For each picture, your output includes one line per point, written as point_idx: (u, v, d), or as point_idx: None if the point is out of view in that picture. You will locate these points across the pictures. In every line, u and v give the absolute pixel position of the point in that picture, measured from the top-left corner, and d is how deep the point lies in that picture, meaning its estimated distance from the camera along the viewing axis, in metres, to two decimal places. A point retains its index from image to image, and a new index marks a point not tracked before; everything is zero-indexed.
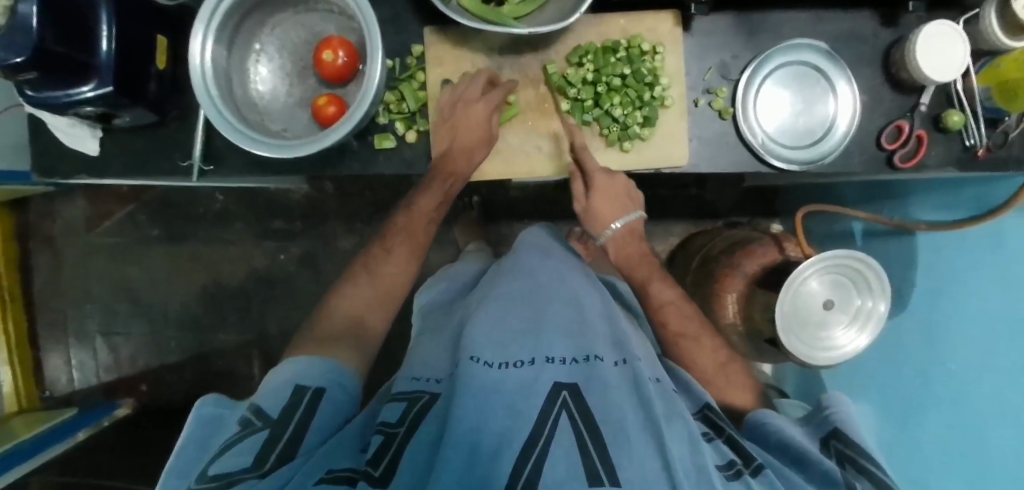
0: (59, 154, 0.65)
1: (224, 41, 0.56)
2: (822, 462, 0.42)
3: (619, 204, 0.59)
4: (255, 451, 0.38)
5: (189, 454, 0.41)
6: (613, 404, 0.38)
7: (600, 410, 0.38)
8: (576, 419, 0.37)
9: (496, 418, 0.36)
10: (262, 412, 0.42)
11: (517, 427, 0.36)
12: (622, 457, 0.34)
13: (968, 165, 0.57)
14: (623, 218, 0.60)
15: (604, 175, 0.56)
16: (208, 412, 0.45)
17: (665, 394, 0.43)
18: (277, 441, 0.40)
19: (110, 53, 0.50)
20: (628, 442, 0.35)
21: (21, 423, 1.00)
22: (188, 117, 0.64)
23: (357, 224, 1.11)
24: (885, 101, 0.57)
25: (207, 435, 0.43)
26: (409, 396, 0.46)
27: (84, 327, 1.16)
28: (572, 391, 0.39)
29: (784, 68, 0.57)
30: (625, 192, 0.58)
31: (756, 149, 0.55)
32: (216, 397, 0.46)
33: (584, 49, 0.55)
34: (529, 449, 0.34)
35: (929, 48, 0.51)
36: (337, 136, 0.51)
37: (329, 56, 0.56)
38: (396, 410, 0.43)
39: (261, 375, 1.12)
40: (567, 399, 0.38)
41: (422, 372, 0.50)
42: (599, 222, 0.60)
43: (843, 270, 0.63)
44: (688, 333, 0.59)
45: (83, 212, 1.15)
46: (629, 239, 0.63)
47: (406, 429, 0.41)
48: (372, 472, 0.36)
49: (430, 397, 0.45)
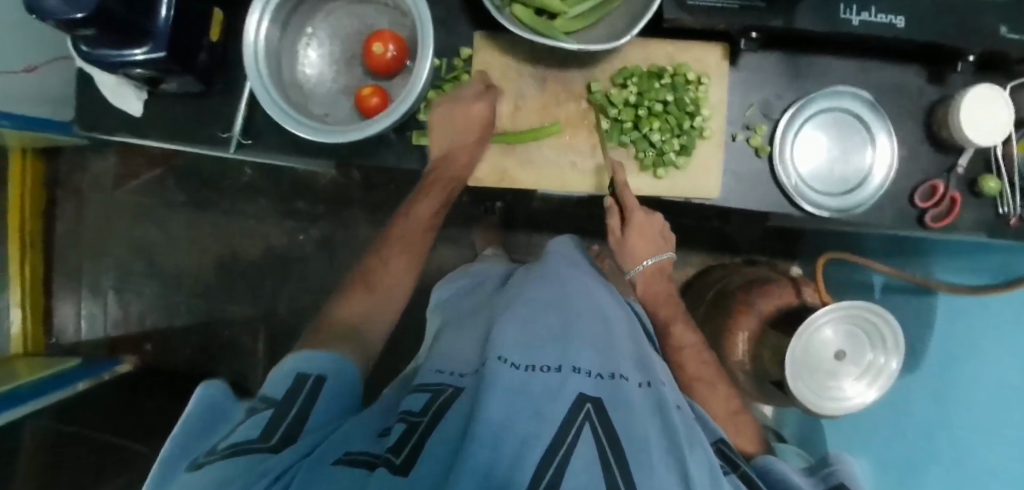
0: (105, 111, 0.67)
1: (280, 21, 0.57)
2: None
3: (651, 243, 0.63)
4: (262, 429, 0.38)
5: (192, 432, 0.39)
6: (637, 424, 0.37)
7: (624, 429, 0.36)
8: (599, 433, 0.35)
9: (520, 420, 0.34)
10: (264, 401, 0.42)
11: (540, 432, 0.34)
12: (645, 479, 0.33)
13: (999, 232, 0.56)
14: (655, 257, 0.63)
15: (642, 213, 0.60)
16: (207, 396, 0.43)
17: (688, 422, 0.42)
18: (282, 420, 0.40)
19: (166, 21, 0.51)
20: (651, 466, 0.34)
21: (24, 367, 1.01)
22: (232, 91, 0.66)
23: (378, 215, 1.12)
24: (923, 159, 0.57)
25: (211, 415, 0.41)
26: (434, 388, 0.44)
27: (98, 281, 1.18)
28: (597, 405, 0.37)
29: (827, 113, 0.57)
30: (657, 233, 0.63)
31: (789, 191, 0.55)
32: (217, 383, 0.45)
33: (630, 71, 0.56)
34: (552, 455, 0.32)
35: (976, 111, 0.50)
36: (378, 127, 0.52)
37: (379, 48, 0.57)
38: (420, 400, 0.42)
39: (264, 351, 1.13)
40: (591, 413, 0.36)
41: (446, 367, 0.49)
42: (632, 259, 0.63)
43: (859, 321, 0.62)
44: (704, 378, 0.59)
45: (112, 168, 1.17)
46: (658, 277, 0.65)
47: (431, 418, 0.38)
48: (393, 459, 0.33)
49: (455, 390, 0.43)
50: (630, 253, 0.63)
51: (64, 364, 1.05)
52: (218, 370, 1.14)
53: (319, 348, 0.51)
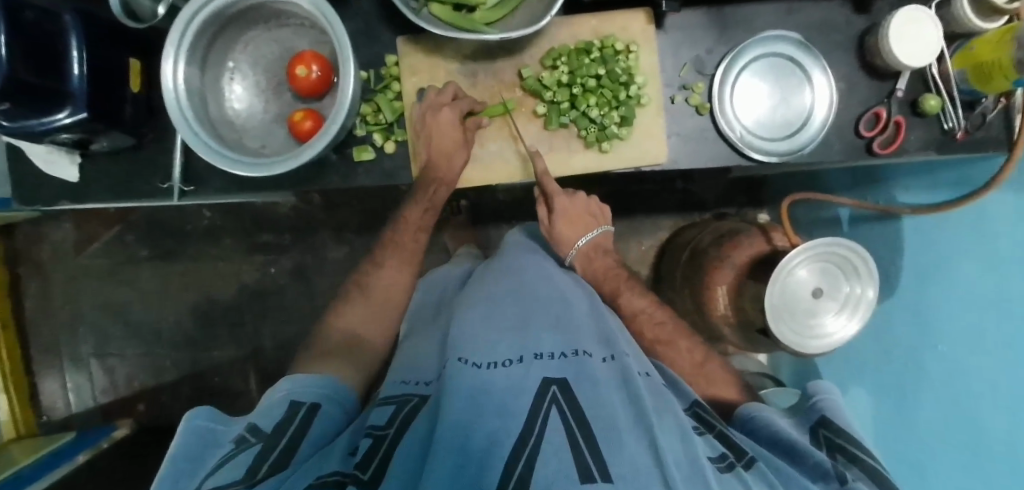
0: (39, 182, 0.64)
1: (197, 61, 0.55)
2: (812, 455, 0.42)
3: (580, 223, 0.66)
4: (248, 464, 0.39)
5: (181, 465, 0.40)
6: (604, 400, 0.39)
7: (590, 405, 0.38)
8: (566, 413, 0.37)
9: (486, 417, 0.37)
10: (256, 429, 0.44)
11: (507, 426, 0.36)
12: (614, 454, 0.34)
13: (947, 147, 0.56)
14: (588, 234, 0.66)
15: (564, 197, 0.64)
16: (200, 423, 0.45)
17: (654, 387, 0.45)
18: (270, 452, 0.41)
19: (81, 79, 0.50)
20: (619, 440, 0.35)
21: (22, 450, 1.00)
22: (166, 139, 0.64)
23: (346, 235, 1.10)
24: (862, 89, 0.57)
25: (200, 451, 0.42)
26: (398, 398, 0.47)
27: (78, 351, 1.16)
28: (562, 385, 0.40)
29: (759, 60, 0.56)
30: (585, 212, 0.66)
31: (735, 143, 0.56)
32: (209, 409, 0.46)
33: (557, 51, 0.56)
34: (522, 443, 0.35)
35: (903, 34, 0.51)
36: (312, 151, 0.50)
37: (302, 70, 0.56)
38: (385, 413, 0.45)
39: (258, 390, 1.12)
40: (557, 394, 0.39)
41: (410, 376, 0.52)
42: (566, 242, 0.66)
43: (832, 257, 0.62)
44: (662, 339, 0.60)
45: (71, 235, 1.14)
46: (597, 254, 0.67)
47: (396, 431, 0.42)
48: (360, 476, 0.37)
49: (420, 399, 0.47)
50: (563, 234, 0.66)
51: (59, 441, 1.04)
52: None
53: (311, 371, 0.54)
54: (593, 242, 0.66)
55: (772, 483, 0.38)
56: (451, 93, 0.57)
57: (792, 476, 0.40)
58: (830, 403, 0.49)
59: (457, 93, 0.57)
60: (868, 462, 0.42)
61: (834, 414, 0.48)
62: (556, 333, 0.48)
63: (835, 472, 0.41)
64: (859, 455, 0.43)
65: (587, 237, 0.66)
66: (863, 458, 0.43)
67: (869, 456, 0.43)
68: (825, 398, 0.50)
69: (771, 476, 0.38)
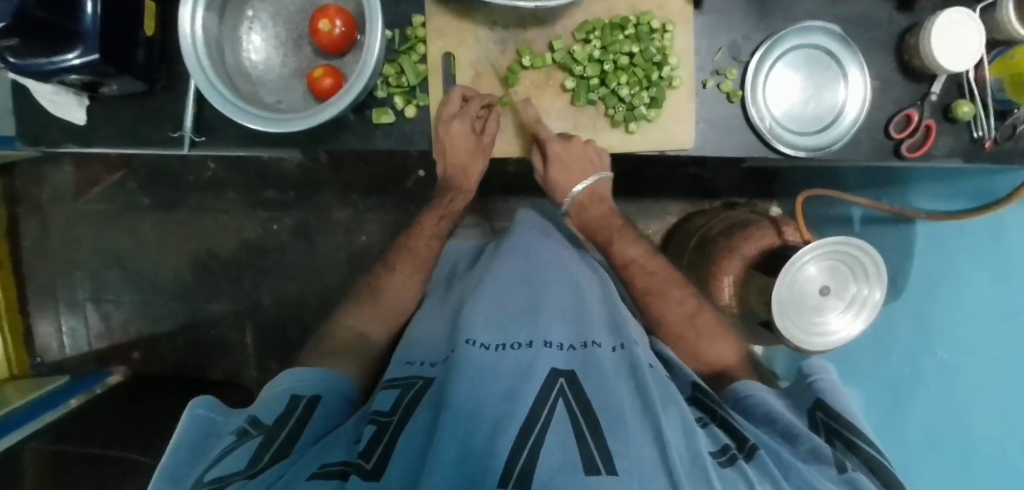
0: (44, 122, 0.62)
1: (216, 8, 0.53)
2: (808, 439, 0.42)
3: (578, 169, 0.60)
4: (250, 454, 0.39)
5: (182, 457, 0.40)
6: (610, 391, 0.40)
7: (597, 396, 0.39)
8: (572, 405, 0.38)
9: (491, 402, 0.37)
10: (257, 423, 0.44)
11: (513, 410, 0.36)
12: (618, 445, 0.34)
13: (975, 156, 0.56)
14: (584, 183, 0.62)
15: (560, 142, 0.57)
16: (202, 415, 0.45)
17: (662, 380, 0.44)
18: (270, 444, 0.41)
19: (94, 19, 0.47)
20: (625, 429, 0.36)
21: (13, 390, 1.00)
22: (178, 87, 0.61)
23: (351, 195, 1.09)
24: (897, 88, 0.56)
25: (197, 439, 0.43)
26: (402, 382, 0.47)
27: (75, 295, 1.16)
28: (569, 378, 0.41)
29: (796, 51, 0.56)
30: (584, 157, 0.59)
31: (764, 134, 0.55)
32: (209, 400, 0.47)
33: (592, 24, 0.55)
34: (526, 433, 0.34)
35: (944, 37, 0.49)
36: (334, 109, 0.48)
37: (326, 25, 0.54)
38: (389, 398, 0.44)
39: (253, 346, 1.12)
40: (564, 385, 0.40)
41: (416, 357, 0.51)
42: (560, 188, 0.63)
43: (842, 256, 0.61)
44: (674, 333, 0.61)
45: (71, 178, 1.13)
46: (591, 202, 0.66)
47: (401, 417, 0.41)
48: (364, 465, 0.35)
49: (423, 383, 0.46)
50: (560, 179, 0.62)
51: (53, 383, 1.04)
52: (210, 369, 1.13)
53: (312, 366, 0.54)
54: (592, 187, 0.63)
55: (776, 479, 0.36)
56: (458, 96, 0.56)
57: (788, 459, 0.39)
58: (826, 384, 0.49)
59: (465, 91, 0.57)
60: (868, 451, 0.42)
61: (830, 396, 0.48)
62: (563, 322, 0.49)
63: (833, 459, 0.40)
64: (858, 442, 0.43)
65: (585, 183, 0.62)
66: (862, 446, 0.43)
67: (867, 444, 0.43)
68: (824, 378, 0.49)
69: (772, 469, 0.37)
